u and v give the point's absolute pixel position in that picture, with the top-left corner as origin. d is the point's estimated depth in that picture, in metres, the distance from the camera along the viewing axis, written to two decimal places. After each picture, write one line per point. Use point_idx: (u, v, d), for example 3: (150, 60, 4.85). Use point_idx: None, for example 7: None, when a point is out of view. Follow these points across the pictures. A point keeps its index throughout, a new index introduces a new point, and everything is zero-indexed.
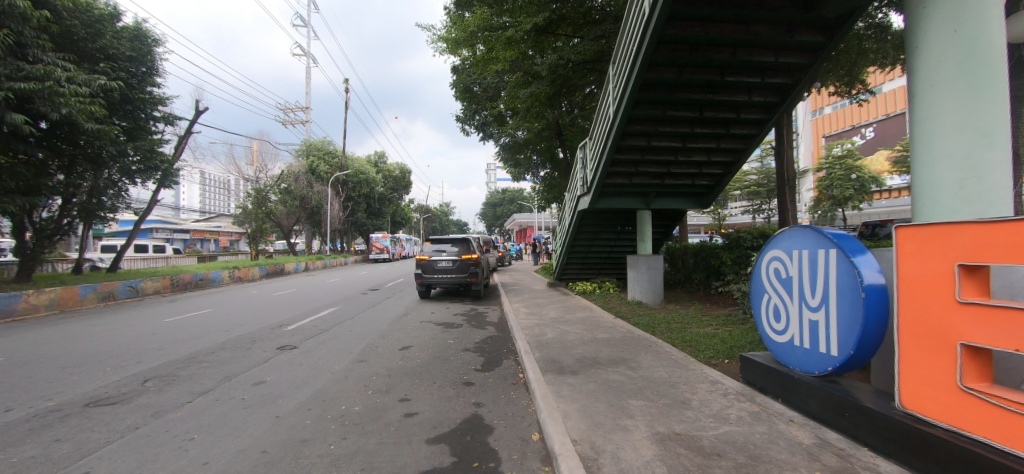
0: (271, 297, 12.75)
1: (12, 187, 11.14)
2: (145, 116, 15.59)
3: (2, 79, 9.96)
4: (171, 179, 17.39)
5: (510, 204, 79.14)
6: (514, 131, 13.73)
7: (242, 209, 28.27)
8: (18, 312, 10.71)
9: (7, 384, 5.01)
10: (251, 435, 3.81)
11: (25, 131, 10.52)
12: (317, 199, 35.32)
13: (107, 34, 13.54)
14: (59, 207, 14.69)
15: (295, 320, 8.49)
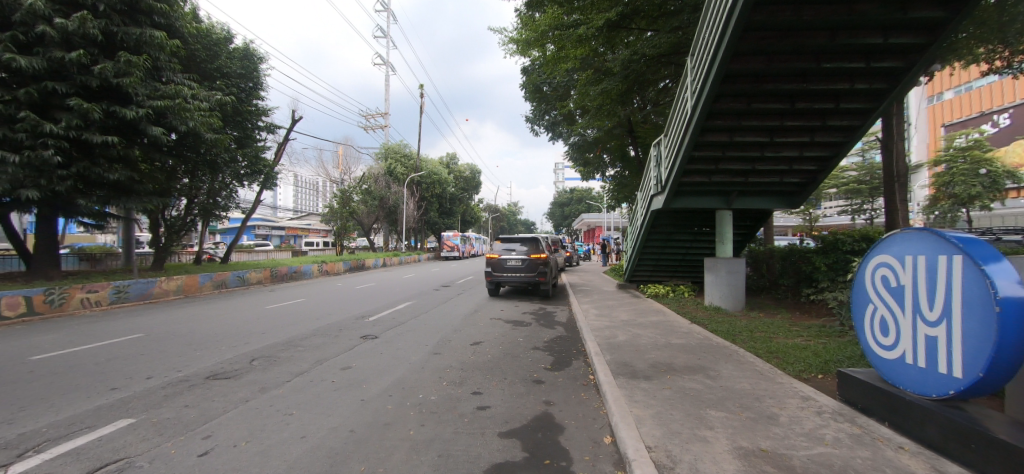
0: (354, 290, 13.74)
1: (151, 189, 13.11)
2: (252, 126, 17.54)
3: (144, 98, 11.77)
4: (272, 182, 19.38)
5: (579, 204, 78.49)
6: (584, 130, 13.59)
7: (330, 208, 30.64)
8: (154, 295, 12.57)
9: (150, 356, 5.91)
10: (340, 415, 4.15)
11: (160, 142, 12.32)
12: (393, 200, 37.50)
13: (222, 55, 15.59)
14: (185, 207, 17.06)
15: (376, 312, 9.09)
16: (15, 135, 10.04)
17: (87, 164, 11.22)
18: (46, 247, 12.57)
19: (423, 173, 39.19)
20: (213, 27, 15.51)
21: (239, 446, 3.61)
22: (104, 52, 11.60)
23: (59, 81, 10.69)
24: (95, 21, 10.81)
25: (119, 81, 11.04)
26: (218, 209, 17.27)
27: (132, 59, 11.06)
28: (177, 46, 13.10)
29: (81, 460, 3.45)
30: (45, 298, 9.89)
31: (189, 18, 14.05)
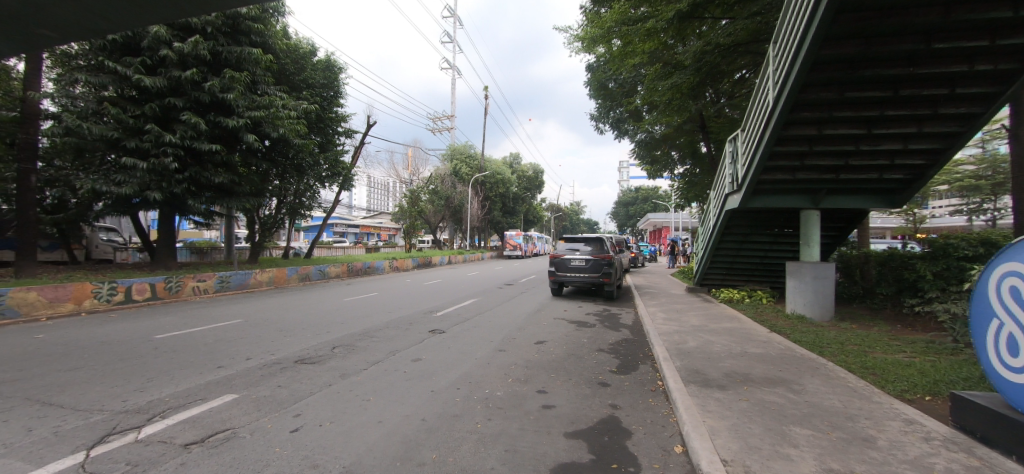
0: (422, 286, 14.38)
1: (248, 190, 14.65)
2: (333, 132, 18.94)
3: (244, 109, 13.17)
4: (349, 183, 20.83)
5: (644, 203, 75.83)
6: (651, 126, 13.14)
7: (401, 208, 32.29)
8: (250, 285, 14.05)
9: (250, 340, 6.61)
10: (412, 403, 4.37)
11: (256, 148, 13.69)
12: (459, 199, 38.84)
13: (308, 68, 17.06)
14: (276, 207, 18.83)
15: (444, 307, 9.44)
16: (143, 145, 11.69)
17: (198, 169, 12.79)
18: (166, 241, 14.39)
19: (487, 173, 40.17)
20: (300, 43, 17.02)
21: (324, 426, 3.96)
22: (211, 70, 13.14)
23: (177, 97, 12.29)
24: (204, 43, 12.27)
25: (223, 95, 12.47)
26: (303, 208, 18.83)
27: (233, 75, 12.43)
28: (270, 62, 14.53)
29: (198, 428, 3.99)
30: (165, 285, 11.40)
31: (280, 35, 15.53)
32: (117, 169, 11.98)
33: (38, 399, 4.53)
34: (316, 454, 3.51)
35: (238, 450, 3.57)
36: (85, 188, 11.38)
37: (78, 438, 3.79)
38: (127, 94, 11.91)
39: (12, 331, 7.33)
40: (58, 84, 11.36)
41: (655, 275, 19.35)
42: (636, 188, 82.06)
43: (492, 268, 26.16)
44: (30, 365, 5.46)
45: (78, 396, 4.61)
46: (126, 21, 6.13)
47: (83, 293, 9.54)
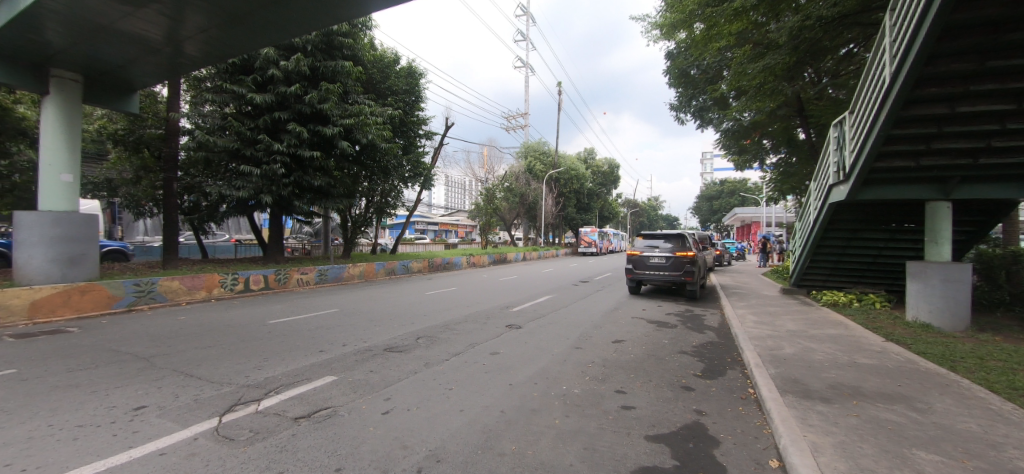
0: (499, 282, 14.72)
1: (342, 191, 16.06)
2: (415, 135, 20.04)
3: (338, 118, 14.45)
4: (429, 183, 21.93)
5: (731, 197, 70.24)
6: (740, 114, 12.18)
7: (478, 206, 33.29)
8: (345, 278, 15.47)
9: (348, 327, 7.31)
10: (492, 395, 4.52)
11: (348, 153, 14.95)
12: (533, 196, 39.16)
13: (392, 76, 18.23)
14: (365, 206, 20.40)
15: (520, 303, 9.61)
16: (257, 154, 13.37)
17: (300, 174, 14.33)
18: (275, 238, 16.29)
19: (561, 170, 39.97)
20: (385, 53, 18.25)
21: (412, 411, 4.26)
22: (311, 83, 14.60)
23: (283, 110, 13.85)
24: (304, 60, 13.68)
25: (321, 105, 13.80)
26: (389, 207, 20.18)
27: (328, 87, 13.70)
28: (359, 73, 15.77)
29: (304, 404, 4.50)
30: (276, 276, 12.96)
31: (368, 48, 16.84)
32: (237, 176, 13.82)
33: (184, 370, 5.43)
34: (404, 436, 3.79)
35: (339, 427, 3.99)
36: (214, 192, 13.29)
37: (214, 406, 4.50)
38: (243, 109, 13.66)
39: (164, 313, 8.84)
40: (192, 105, 13.36)
41: (743, 275, 17.93)
42: (721, 181, 76.35)
43: (565, 265, 26.01)
44: (178, 342, 6.54)
45: (212, 369, 5.43)
46: (248, 47, 7.05)
47: (213, 282, 11.17)
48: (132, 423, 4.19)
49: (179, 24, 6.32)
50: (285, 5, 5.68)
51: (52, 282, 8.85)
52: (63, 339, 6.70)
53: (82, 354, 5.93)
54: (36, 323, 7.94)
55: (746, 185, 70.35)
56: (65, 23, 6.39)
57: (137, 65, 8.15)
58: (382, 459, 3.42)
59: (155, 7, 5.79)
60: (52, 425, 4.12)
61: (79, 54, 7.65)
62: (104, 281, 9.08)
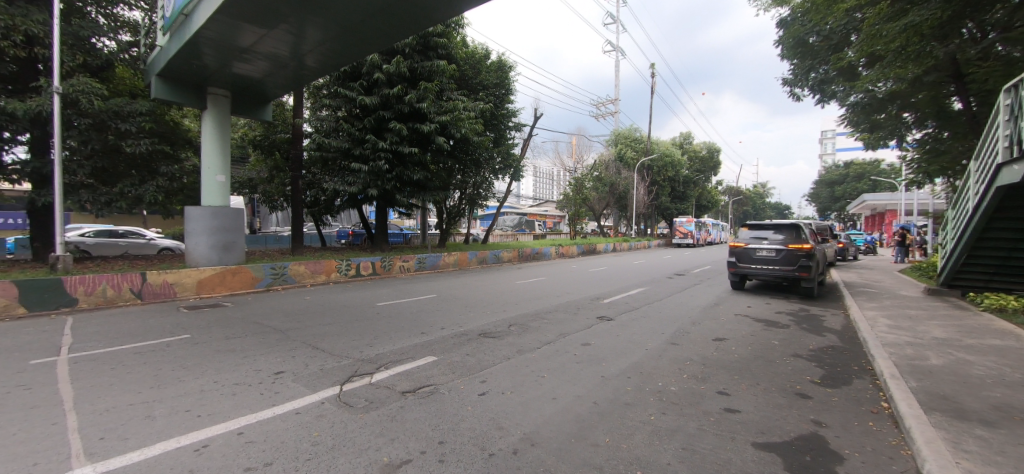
0: (590, 273, 14.59)
1: (438, 185, 17.01)
2: (505, 127, 20.52)
3: (434, 115, 15.28)
4: (519, 175, 22.30)
5: (857, 181, 61.05)
6: (873, 85, 10.54)
7: (568, 196, 32.79)
8: (441, 266, 16.52)
9: (449, 312, 7.84)
10: (584, 386, 4.55)
11: (443, 147, 15.76)
12: (624, 185, 37.78)
13: (482, 71, 18.78)
14: (459, 199, 21.38)
15: (611, 295, 9.46)
16: (365, 152, 14.71)
17: (401, 169, 15.46)
18: (381, 229, 17.85)
19: (654, 156, 37.96)
20: (475, 49, 18.85)
21: (506, 394, 4.46)
22: (410, 84, 15.65)
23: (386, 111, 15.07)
24: (404, 62, 14.75)
25: (419, 104, 14.74)
26: (481, 198, 20.91)
27: (425, 86, 14.55)
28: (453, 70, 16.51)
29: (410, 380, 4.95)
30: (381, 263, 14.24)
31: (460, 45, 17.59)
32: (348, 172, 15.34)
33: (311, 343, 6.27)
34: (500, 418, 3.98)
35: (440, 403, 4.33)
36: (331, 188, 14.90)
37: (337, 375, 5.16)
38: (353, 112, 15.12)
39: (295, 293, 10.26)
40: (313, 111, 15.12)
41: (873, 271, 15.58)
42: (845, 162, 66.31)
43: (659, 257, 24.97)
44: (309, 318, 7.58)
45: (334, 344, 6.20)
46: (357, 56, 7.71)
47: (331, 268, 12.62)
48: (276, 384, 4.97)
49: (302, 39, 7.10)
50: (389, 14, 6.08)
51: (211, 264, 10.76)
52: (223, 311, 8.14)
53: (238, 325, 7.16)
54: (202, 297, 9.77)
55: (878, 166, 60.28)
56: (218, 48, 7.57)
57: (268, 79, 9.37)
58: (480, 438, 3.64)
59: (284, 27, 6.58)
60: (219, 381, 5.06)
61: (226, 73, 9.01)
62: (248, 265, 10.80)
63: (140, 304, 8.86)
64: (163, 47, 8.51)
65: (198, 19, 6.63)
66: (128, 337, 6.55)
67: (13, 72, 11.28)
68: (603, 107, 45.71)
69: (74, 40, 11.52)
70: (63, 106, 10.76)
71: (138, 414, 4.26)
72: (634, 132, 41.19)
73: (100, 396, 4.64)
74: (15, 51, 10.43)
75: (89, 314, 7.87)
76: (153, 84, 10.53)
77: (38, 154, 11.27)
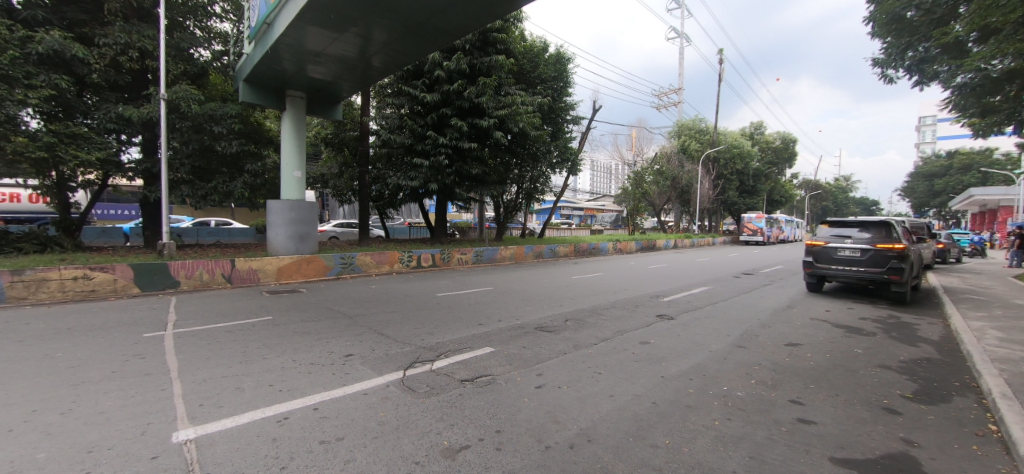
0: (649, 269, 14.24)
1: (495, 179, 17.25)
2: (563, 120, 20.40)
3: (493, 109, 15.47)
4: (576, 168, 22.06)
5: (962, 173, 54.01)
6: (987, 64, 9.20)
7: (624, 190, 33.01)
8: (498, 260, 16.81)
9: (508, 305, 8.00)
10: (642, 385, 4.47)
11: (501, 141, 15.93)
12: (687, 179, 36.13)
13: (541, 64, 18.80)
14: (515, 193, 21.49)
15: (672, 293, 9.16)
16: (426, 148, 15.21)
17: (461, 164, 15.84)
18: (440, 222, 18.42)
19: (721, 147, 35.86)
20: (534, 42, 18.86)
21: (563, 389, 4.50)
22: (469, 81, 15.95)
23: (447, 107, 15.49)
24: (464, 58, 15.05)
25: (478, 100, 15.00)
26: (538, 193, 20.89)
27: (484, 81, 14.76)
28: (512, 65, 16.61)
29: (468, 369, 5.13)
30: (441, 255, 14.74)
31: (519, 39, 17.68)
32: (410, 167, 15.96)
33: (376, 329, 6.67)
34: (557, 412, 4.02)
35: (498, 394, 4.44)
36: (395, 184, 15.57)
37: (402, 360, 5.45)
38: (415, 109, 15.66)
39: (362, 282, 10.93)
40: (378, 109, 15.85)
41: (981, 277, 13.80)
42: (948, 152, 58.77)
43: (724, 254, 23.72)
44: (376, 305, 8.07)
45: (398, 331, 6.55)
46: (421, 55, 7.96)
47: (394, 258, 13.27)
48: (346, 366, 5.35)
49: (369, 42, 7.45)
50: (452, 13, 6.21)
51: (289, 253, 11.72)
52: (299, 296, 8.87)
53: (313, 309, 7.77)
54: (281, 283, 10.68)
55: (991, 156, 52.86)
56: (295, 53, 8.13)
57: (339, 80, 9.94)
58: (537, 430, 3.70)
59: (354, 30, 6.93)
60: (297, 360, 5.54)
61: (302, 77, 9.67)
62: (321, 255, 11.64)
63: (230, 287, 9.86)
64: (249, 54, 9.32)
65: (279, 27, 7.16)
66: (221, 316, 7.34)
67: (129, 83, 12.82)
68: (665, 97, 43.82)
69: (175, 51, 12.93)
70: (168, 111, 12.09)
71: (230, 386, 4.78)
72: (699, 123, 39.15)
73: (200, 368, 5.26)
74: (130, 63, 11.90)
75: (188, 295, 8.90)
76: (242, 89, 11.56)
77: (149, 154, 12.75)
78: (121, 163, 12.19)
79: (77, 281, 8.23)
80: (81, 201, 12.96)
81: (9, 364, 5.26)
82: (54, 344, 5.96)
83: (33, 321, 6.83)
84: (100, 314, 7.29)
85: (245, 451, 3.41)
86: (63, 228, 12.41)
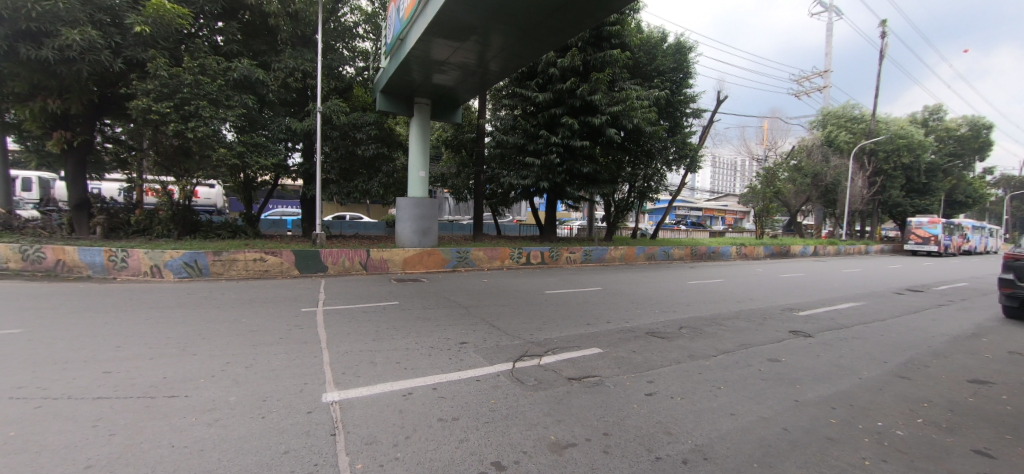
0: (782, 279, 12.79)
1: (607, 177, 16.91)
2: (682, 114, 19.30)
3: (606, 106, 15.22)
4: (695, 165, 20.61)
5: None
6: None
7: (753, 189, 29.83)
8: (608, 259, 16.54)
9: (619, 306, 7.88)
10: (771, 408, 4.06)
11: (614, 138, 15.55)
12: (835, 178, 31.19)
13: (658, 56, 18.10)
14: (627, 191, 20.78)
15: (809, 307, 8.10)
16: (538, 147, 15.55)
17: (572, 162, 15.87)
18: (549, 220, 18.68)
19: (880, 137, 30.21)
20: (651, 33, 18.20)
21: (676, 399, 4.31)
22: (582, 78, 15.89)
23: (559, 106, 15.63)
24: (578, 55, 14.99)
25: (592, 97, 14.86)
26: (651, 191, 19.94)
27: (598, 77, 14.59)
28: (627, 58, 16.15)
29: (575, 367, 5.19)
30: (550, 253, 14.96)
31: (636, 32, 17.21)
32: (522, 166, 16.46)
33: (489, 321, 7.09)
34: (669, 422, 3.87)
35: (607, 396, 4.43)
36: (508, 183, 16.22)
37: (511, 353, 5.72)
38: (528, 110, 16.08)
39: (476, 275, 11.67)
40: (494, 111, 16.64)
41: None
42: None
43: (881, 265, 20.11)
44: (490, 298, 8.59)
45: (508, 324, 6.90)
46: (536, 58, 8.12)
47: (505, 254, 13.90)
48: (461, 353, 5.80)
49: (487, 48, 7.81)
50: (568, 12, 6.20)
51: (413, 245, 13.00)
52: (423, 285, 9.83)
53: (433, 298, 8.55)
54: (405, 272, 11.90)
55: None
56: (422, 64, 8.89)
57: (459, 86, 10.62)
58: (648, 438, 3.61)
59: (474, 38, 7.34)
60: (420, 343, 6.17)
61: (426, 85, 10.54)
62: (440, 248, 12.68)
63: (365, 274, 11.28)
64: (385, 68, 10.43)
65: (410, 41, 7.91)
66: (360, 298, 8.49)
67: (296, 98, 15.31)
68: (805, 82, 38.24)
69: (329, 71, 15.15)
70: (322, 123, 14.24)
71: (366, 359, 5.53)
72: (852, 110, 33.52)
73: (343, 342, 6.18)
74: (295, 83, 14.27)
75: (332, 279, 10.42)
76: (380, 99, 13.08)
77: (307, 158, 15.13)
78: (288, 166, 14.76)
79: (255, 261, 10.20)
80: (258, 197, 15.92)
81: (212, 324, 6.78)
82: (240, 311, 7.50)
83: (227, 292, 8.66)
84: (271, 290, 8.96)
85: (377, 418, 3.93)
86: (247, 219, 15.32)
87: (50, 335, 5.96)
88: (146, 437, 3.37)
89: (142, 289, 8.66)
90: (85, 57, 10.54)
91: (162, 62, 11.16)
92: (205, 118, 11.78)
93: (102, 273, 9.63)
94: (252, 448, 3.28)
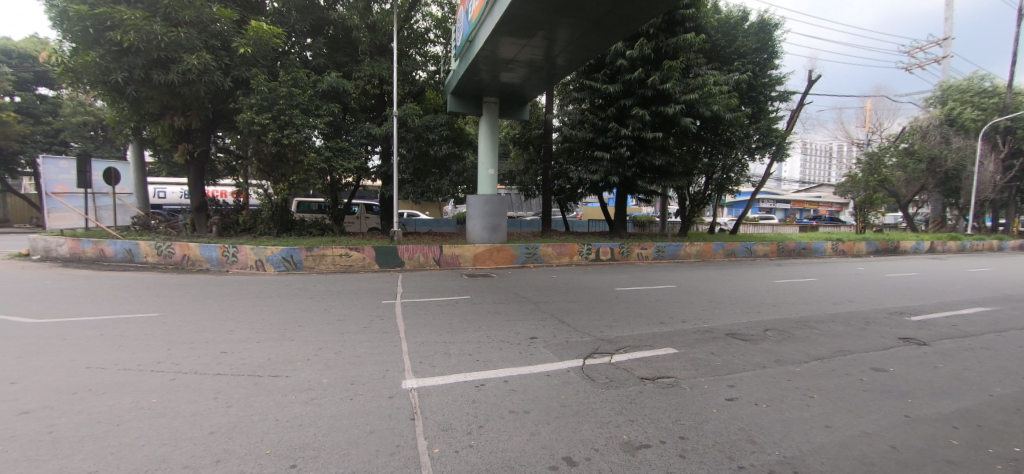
0: (892, 279, 11.36)
1: (681, 169, 16.08)
2: (766, 98, 17.75)
3: (680, 94, 14.47)
4: (783, 154, 18.87)
5: None
6: None
7: (852, 176, 26.72)
8: (682, 256, 15.81)
9: (698, 306, 7.54)
10: (874, 423, 3.68)
11: (689, 127, 14.74)
12: (956, 160, 27.00)
13: (739, 37, 16.83)
14: (704, 184, 19.58)
15: (926, 312, 7.14)
16: (608, 141, 15.19)
17: (643, 155, 15.30)
18: (619, 215, 18.21)
19: (1020, 111, 25.50)
20: (730, 13, 16.96)
21: (760, 406, 4.06)
22: (654, 66, 15.25)
23: (629, 97, 15.14)
24: (649, 43, 14.40)
25: (663, 85, 14.21)
26: (731, 183, 18.61)
27: (671, 64, 13.90)
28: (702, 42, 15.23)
29: (648, 367, 5.07)
30: (620, 250, 14.65)
31: (713, 13, 16.15)
32: (590, 160, 16.21)
33: (559, 316, 7.16)
34: (752, 430, 3.67)
35: (683, 398, 4.29)
36: (576, 178, 16.04)
37: (581, 349, 5.73)
38: (596, 103, 15.74)
39: (545, 271, 11.76)
40: (561, 106, 16.53)
41: None
42: None
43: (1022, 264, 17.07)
44: (561, 295, 8.63)
45: (578, 320, 6.91)
46: (605, 49, 7.93)
47: (574, 250, 13.84)
48: (531, 347, 5.92)
49: (554, 42, 7.77)
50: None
51: (482, 241, 13.41)
52: (493, 281, 10.11)
53: (504, 293, 8.78)
54: (475, 268, 12.30)
55: None
56: (490, 63, 9.06)
57: (525, 83, 10.67)
58: (728, 445, 3.46)
59: (541, 34, 7.34)
60: (492, 336, 6.40)
61: (493, 84, 10.71)
62: (509, 244, 12.91)
63: (438, 269, 11.86)
64: (455, 70, 10.77)
65: (478, 42, 8.11)
66: (436, 292, 8.96)
67: (374, 104, 16.39)
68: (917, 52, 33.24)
69: (404, 76, 15.95)
70: (398, 126, 15.08)
71: (442, 350, 5.85)
72: (981, 82, 28.55)
73: (421, 333, 6.59)
74: (373, 89, 15.25)
75: (409, 273, 11.09)
76: (450, 101, 13.57)
77: (384, 160, 16.15)
78: (368, 168, 15.85)
79: (341, 256, 11.19)
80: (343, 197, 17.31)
81: (307, 313, 7.56)
82: (330, 301, 8.28)
83: (319, 285, 9.59)
84: (356, 283, 9.76)
85: (453, 407, 4.16)
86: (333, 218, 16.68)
87: (182, 318, 7.03)
88: (255, 411, 3.88)
89: (249, 281, 9.87)
90: (203, 78, 12.21)
91: (263, 79, 12.53)
92: (297, 125, 13.09)
93: (218, 266, 11.08)
94: (345, 426, 3.65)
